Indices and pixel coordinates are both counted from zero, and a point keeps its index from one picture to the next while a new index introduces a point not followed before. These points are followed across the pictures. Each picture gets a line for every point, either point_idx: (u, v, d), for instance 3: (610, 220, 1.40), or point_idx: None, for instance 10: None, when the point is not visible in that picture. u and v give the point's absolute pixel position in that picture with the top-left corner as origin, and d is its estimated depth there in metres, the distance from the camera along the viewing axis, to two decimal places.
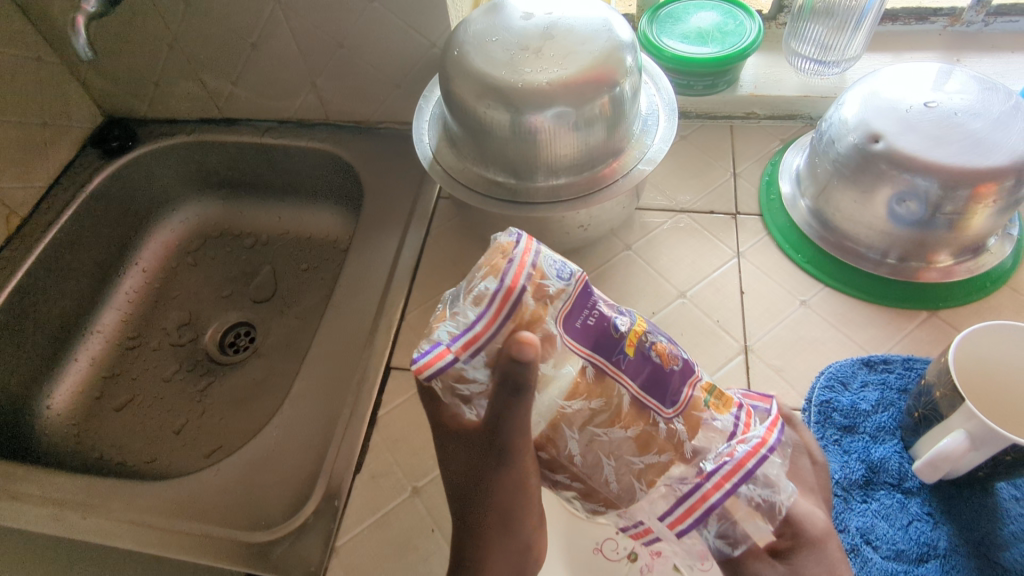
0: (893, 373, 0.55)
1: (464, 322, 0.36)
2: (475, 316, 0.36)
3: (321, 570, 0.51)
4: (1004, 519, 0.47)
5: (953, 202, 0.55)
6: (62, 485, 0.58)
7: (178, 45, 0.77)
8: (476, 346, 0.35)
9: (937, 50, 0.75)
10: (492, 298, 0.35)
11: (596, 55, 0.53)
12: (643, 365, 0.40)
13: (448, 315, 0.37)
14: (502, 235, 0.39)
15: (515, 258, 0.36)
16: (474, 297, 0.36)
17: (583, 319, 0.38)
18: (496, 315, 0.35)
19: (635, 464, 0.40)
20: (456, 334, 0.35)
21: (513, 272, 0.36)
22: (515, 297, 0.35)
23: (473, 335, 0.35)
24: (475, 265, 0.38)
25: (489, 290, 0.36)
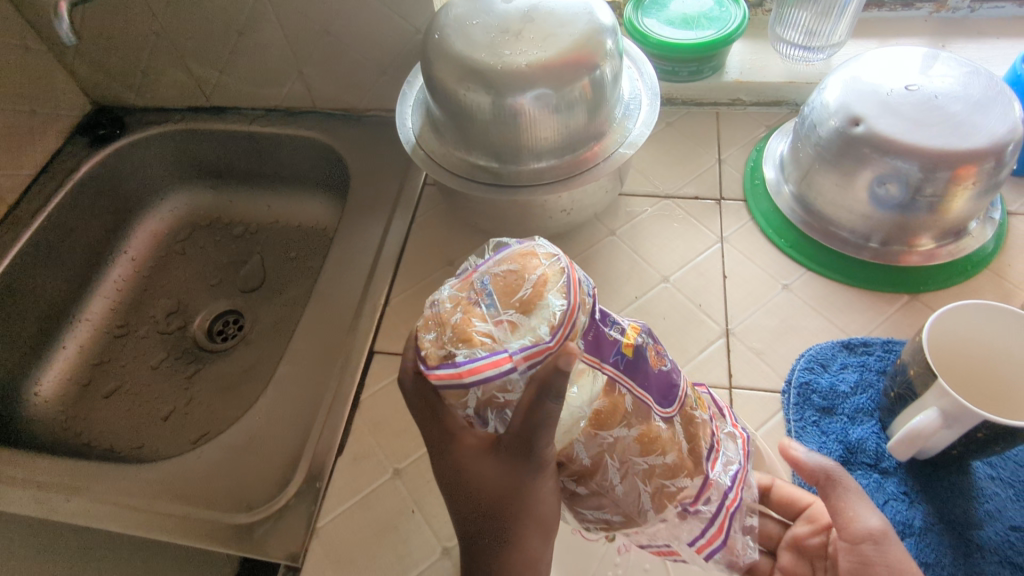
0: (873, 355, 0.55)
1: (532, 335, 0.34)
2: (545, 329, 0.34)
3: (303, 551, 0.51)
4: (979, 498, 0.47)
5: (934, 184, 0.55)
6: (46, 468, 0.58)
7: (164, 33, 0.77)
8: (543, 361, 0.34)
9: (924, 36, 0.75)
10: (562, 315, 0.34)
11: (576, 38, 0.53)
12: (642, 363, 0.39)
13: (504, 324, 0.35)
14: (532, 245, 0.39)
15: (573, 276, 0.36)
16: (534, 310, 0.35)
17: (590, 329, 0.36)
18: (565, 332, 0.34)
19: (640, 466, 0.40)
20: (523, 344, 0.34)
21: (575, 292, 0.35)
22: (577, 318, 0.35)
23: (540, 348, 0.34)
24: (511, 271, 0.37)
25: (558, 306, 0.35)
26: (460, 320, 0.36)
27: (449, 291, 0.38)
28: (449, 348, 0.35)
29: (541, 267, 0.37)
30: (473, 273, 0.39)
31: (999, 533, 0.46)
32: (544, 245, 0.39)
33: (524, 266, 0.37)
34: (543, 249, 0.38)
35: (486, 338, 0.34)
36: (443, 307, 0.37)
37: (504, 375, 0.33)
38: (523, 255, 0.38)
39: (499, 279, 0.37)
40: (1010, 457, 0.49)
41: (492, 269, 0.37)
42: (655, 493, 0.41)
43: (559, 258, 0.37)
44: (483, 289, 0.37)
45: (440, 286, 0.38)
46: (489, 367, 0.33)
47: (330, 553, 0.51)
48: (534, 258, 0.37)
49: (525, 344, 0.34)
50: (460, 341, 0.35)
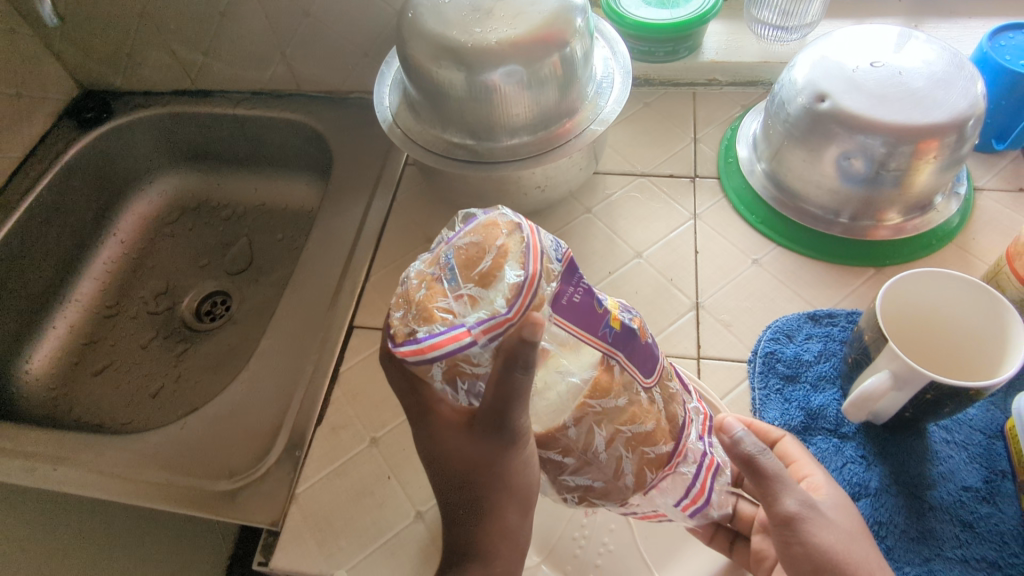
0: (837, 326, 0.57)
1: (489, 307, 0.34)
2: (502, 302, 0.34)
3: (282, 516, 0.52)
4: (933, 460, 0.49)
5: (897, 159, 0.56)
6: (34, 439, 0.60)
7: (148, 16, 0.78)
8: (500, 332, 0.33)
9: (898, 16, 0.75)
10: (519, 285, 0.34)
11: (545, 16, 0.54)
12: (631, 339, 0.40)
13: (464, 300, 0.35)
14: (496, 216, 0.38)
15: (531, 244, 0.35)
16: (496, 283, 0.35)
17: (568, 296, 0.37)
18: (525, 303, 0.34)
19: (624, 434, 0.40)
20: (481, 318, 0.34)
21: (534, 260, 0.35)
22: (537, 286, 0.35)
23: (498, 320, 0.34)
24: (477, 243, 0.37)
25: (516, 278, 0.34)
26: (424, 298, 0.36)
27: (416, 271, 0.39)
28: (413, 324, 0.35)
29: (502, 238, 0.36)
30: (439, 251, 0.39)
31: (951, 493, 0.48)
32: (509, 214, 0.38)
33: (487, 237, 0.37)
34: (507, 219, 0.38)
35: (447, 315, 0.35)
36: (411, 286, 0.37)
37: (463, 349, 0.33)
38: (486, 226, 0.38)
39: (463, 254, 0.37)
40: (964, 421, 0.51)
41: (457, 243, 0.38)
42: (634, 460, 0.41)
43: (521, 226, 0.37)
44: (447, 264, 0.37)
45: (410, 263, 0.39)
46: (447, 342, 0.33)
47: (307, 518, 0.52)
48: (496, 229, 0.37)
49: (482, 318, 0.34)
50: (422, 318, 0.35)
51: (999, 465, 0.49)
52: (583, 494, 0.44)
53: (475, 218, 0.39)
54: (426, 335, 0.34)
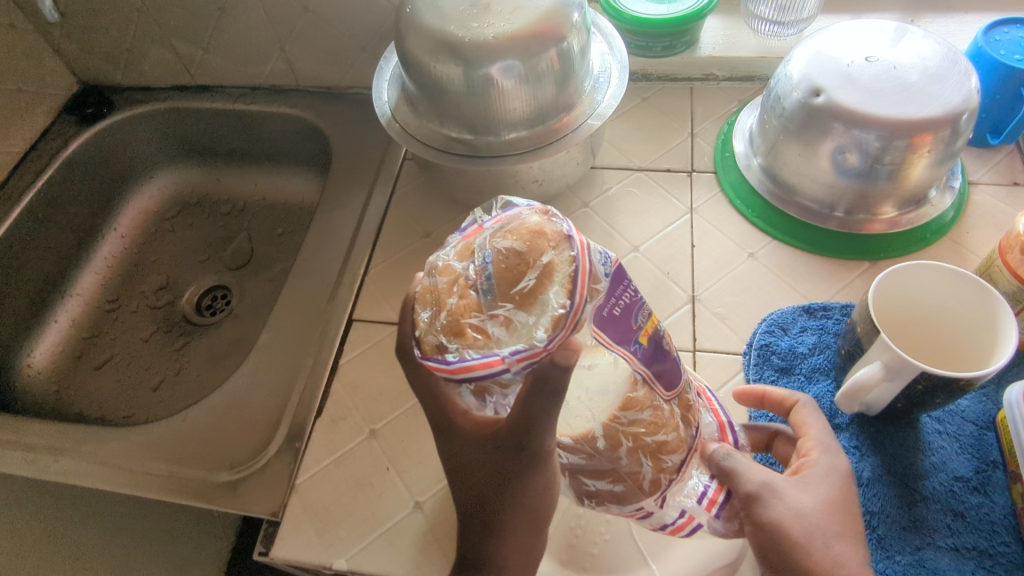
0: (832, 319, 0.57)
1: (526, 334, 0.33)
2: (542, 332, 0.32)
3: (283, 506, 0.53)
4: (926, 451, 0.50)
5: (893, 153, 0.56)
6: (36, 431, 0.61)
7: (147, 11, 0.78)
8: (535, 362, 0.32)
9: (894, 11, 0.76)
10: (562, 317, 0.32)
11: (542, 11, 0.54)
12: (657, 351, 0.39)
13: (501, 322, 0.34)
14: (545, 222, 0.35)
15: (580, 270, 0.33)
16: (537, 308, 0.33)
17: (610, 309, 0.35)
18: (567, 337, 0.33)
19: (645, 443, 0.39)
20: (517, 346, 0.32)
21: (580, 286, 0.33)
22: (580, 317, 0.33)
23: (534, 351, 0.32)
24: (521, 254, 0.34)
25: (560, 308, 0.32)
26: (458, 309, 0.34)
27: (448, 265, 0.37)
28: (443, 336, 0.34)
29: (549, 255, 0.34)
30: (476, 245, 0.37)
31: (943, 483, 0.48)
32: (559, 221, 0.35)
33: (531, 248, 0.34)
34: (553, 227, 0.35)
35: (480, 335, 0.33)
36: (441, 283, 0.36)
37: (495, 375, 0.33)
38: (532, 234, 0.35)
39: (503, 264, 0.35)
40: (957, 412, 0.51)
41: (496, 245, 0.35)
42: (650, 465, 0.40)
43: (570, 240, 0.34)
44: (483, 270, 0.35)
45: (441, 251, 0.37)
46: (479, 367, 0.32)
47: (307, 508, 0.53)
48: (543, 241, 0.34)
49: (518, 346, 0.32)
50: (454, 333, 0.34)
51: (990, 456, 0.49)
52: (600, 498, 0.44)
53: (518, 214, 0.37)
54: (457, 354, 0.33)
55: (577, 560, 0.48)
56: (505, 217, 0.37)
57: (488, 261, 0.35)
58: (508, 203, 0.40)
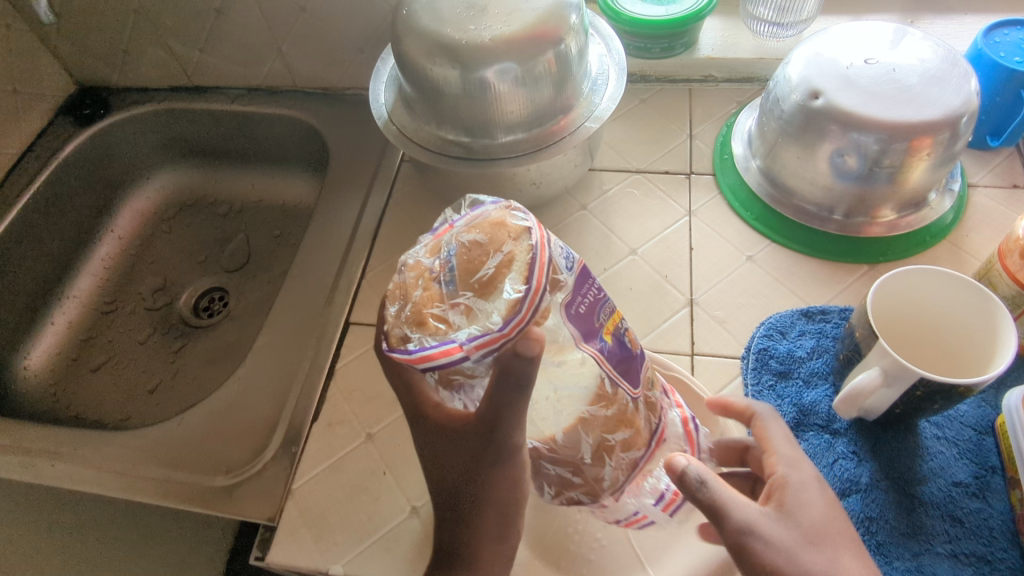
0: (830, 323, 0.57)
1: (484, 321, 0.33)
2: (498, 318, 0.32)
3: (279, 511, 0.53)
4: (924, 456, 0.49)
5: (891, 156, 0.56)
6: (33, 435, 0.60)
7: (144, 12, 0.78)
8: (493, 347, 0.32)
9: (894, 12, 0.76)
10: (519, 300, 0.32)
11: (539, 13, 0.54)
12: (621, 349, 0.39)
13: (462, 311, 0.34)
14: (508, 215, 0.36)
15: (537, 256, 0.33)
16: (495, 295, 0.33)
17: (578, 306, 0.36)
18: (523, 323, 0.32)
19: (608, 441, 0.40)
20: (475, 333, 0.32)
21: (538, 272, 0.33)
22: (538, 302, 0.32)
23: (490, 337, 0.32)
24: (482, 246, 0.35)
25: (515, 293, 0.32)
26: (422, 302, 0.35)
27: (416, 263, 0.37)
28: (407, 329, 0.34)
29: (509, 246, 0.34)
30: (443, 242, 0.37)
31: (941, 489, 0.48)
32: (521, 214, 0.36)
33: (493, 240, 0.35)
34: (516, 220, 0.36)
35: (440, 324, 0.34)
36: (408, 278, 0.37)
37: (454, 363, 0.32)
38: (494, 226, 0.35)
39: (464, 256, 0.35)
40: (956, 417, 0.51)
41: (460, 239, 0.36)
42: (614, 463, 0.41)
43: (531, 231, 0.34)
44: (447, 263, 0.36)
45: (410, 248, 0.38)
46: (438, 354, 0.32)
47: (304, 513, 0.52)
48: (504, 233, 0.35)
49: (476, 332, 0.32)
50: (416, 324, 0.34)
51: (989, 461, 0.49)
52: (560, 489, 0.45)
53: (483, 209, 0.37)
54: (419, 343, 0.33)
55: (574, 566, 0.48)
56: (472, 214, 0.38)
57: (451, 255, 0.36)
58: (477, 201, 0.41)
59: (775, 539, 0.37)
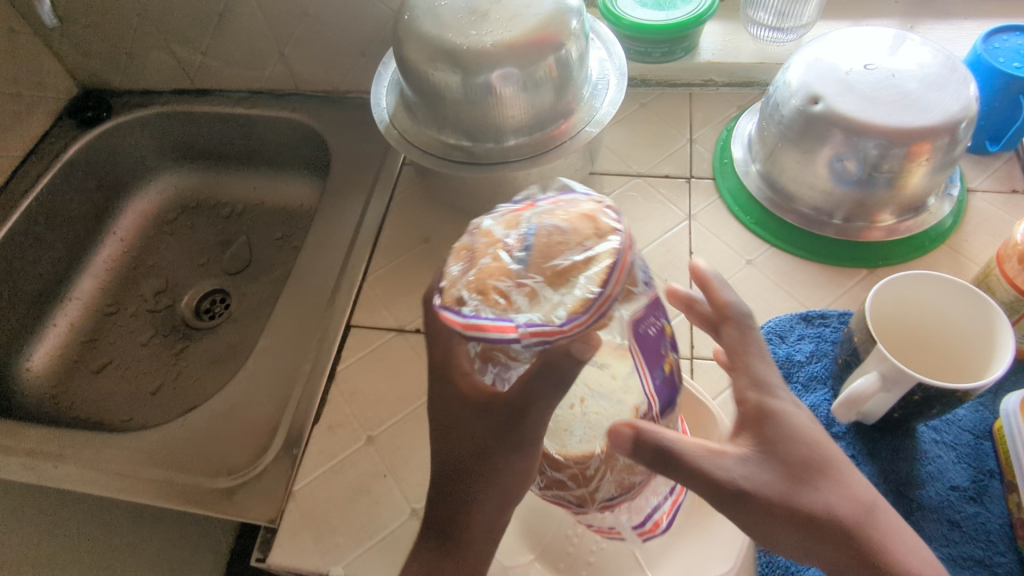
0: (829, 327, 0.57)
1: (547, 310, 0.32)
2: (563, 312, 0.32)
3: (280, 513, 0.53)
4: (922, 460, 0.50)
5: (890, 161, 0.56)
6: (36, 437, 0.61)
7: (147, 16, 0.78)
8: (548, 341, 0.32)
9: (894, 17, 0.76)
10: (589, 302, 0.32)
11: (540, 18, 0.54)
12: (671, 384, 0.39)
13: (525, 292, 0.34)
14: (598, 211, 0.36)
15: (619, 263, 0.33)
16: (565, 288, 0.33)
17: (646, 326, 0.36)
18: (587, 323, 0.32)
19: (619, 462, 0.40)
20: (534, 319, 0.32)
21: (615, 280, 0.33)
22: (607, 309, 0.33)
23: (550, 328, 0.32)
24: (565, 234, 0.35)
25: (590, 293, 0.32)
26: (490, 272, 0.35)
27: (493, 230, 0.37)
28: (467, 293, 0.34)
29: (592, 245, 0.34)
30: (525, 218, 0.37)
31: (939, 492, 0.48)
32: (614, 215, 0.36)
33: (577, 232, 0.35)
34: (605, 219, 0.35)
35: (501, 298, 0.34)
36: (480, 243, 0.37)
37: (504, 342, 0.32)
38: (583, 219, 0.36)
39: (545, 241, 0.35)
40: (954, 421, 0.51)
41: (543, 222, 0.36)
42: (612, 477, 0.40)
43: (619, 236, 0.34)
44: (524, 240, 0.36)
45: (488, 215, 0.39)
46: (492, 330, 0.32)
47: (304, 515, 0.53)
48: (590, 228, 0.35)
49: (536, 320, 0.32)
50: (477, 290, 0.34)
51: (987, 465, 0.49)
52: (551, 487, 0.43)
53: (574, 199, 0.38)
54: (475, 312, 0.33)
55: (573, 569, 0.48)
56: (561, 199, 0.38)
57: (532, 234, 0.36)
58: (566, 187, 0.41)
59: (770, 478, 0.35)
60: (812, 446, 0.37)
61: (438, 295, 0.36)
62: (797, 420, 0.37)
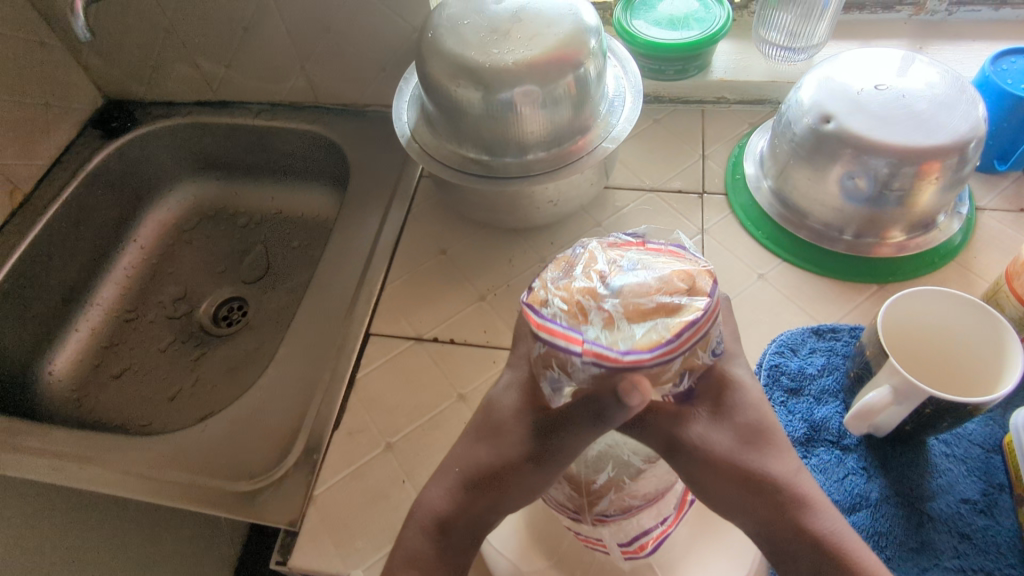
0: (840, 341, 0.58)
1: (614, 338, 0.34)
2: (629, 344, 0.34)
3: (301, 516, 0.54)
4: (933, 473, 0.51)
5: (900, 179, 0.58)
6: (61, 439, 0.62)
7: (173, 30, 0.80)
8: (606, 365, 0.34)
9: (904, 38, 0.78)
10: (657, 344, 0.34)
11: (560, 38, 0.56)
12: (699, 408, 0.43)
13: (602, 314, 0.35)
14: (696, 270, 0.37)
15: (699, 321, 0.34)
16: (640, 324, 0.35)
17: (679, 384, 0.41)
18: (649, 362, 0.34)
19: (624, 483, 0.41)
20: (601, 341, 0.34)
21: (689, 334, 0.34)
22: (671, 359, 0.34)
23: (611, 355, 0.33)
24: (658, 278, 0.36)
25: (661, 336, 0.34)
26: (579, 285, 0.37)
27: (597, 254, 0.39)
28: (551, 297, 0.37)
29: (682, 297, 0.35)
30: (631, 255, 0.39)
31: (949, 505, 0.49)
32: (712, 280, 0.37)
33: (671, 280, 0.36)
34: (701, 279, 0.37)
35: (581, 311, 0.36)
36: (579, 259, 0.39)
37: (567, 352, 0.34)
38: (682, 272, 0.37)
39: (638, 278, 0.37)
40: (964, 435, 0.52)
41: (642, 263, 0.38)
42: (614, 498, 0.41)
43: (709, 299, 0.36)
44: (620, 271, 0.38)
45: (592, 241, 0.41)
46: (561, 337, 0.34)
47: (325, 519, 0.54)
48: (683, 281, 0.36)
49: (602, 343, 0.34)
50: (562, 296, 0.37)
51: (997, 479, 0.50)
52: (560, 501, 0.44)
53: (678, 254, 0.39)
54: (551, 316, 0.36)
55: None
56: (667, 250, 0.40)
57: (631, 269, 0.37)
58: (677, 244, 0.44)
59: (722, 439, 0.42)
60: (760, 414, 0.44)
61: (526, 294, 0.39)
62: (751, 392, 0.44)
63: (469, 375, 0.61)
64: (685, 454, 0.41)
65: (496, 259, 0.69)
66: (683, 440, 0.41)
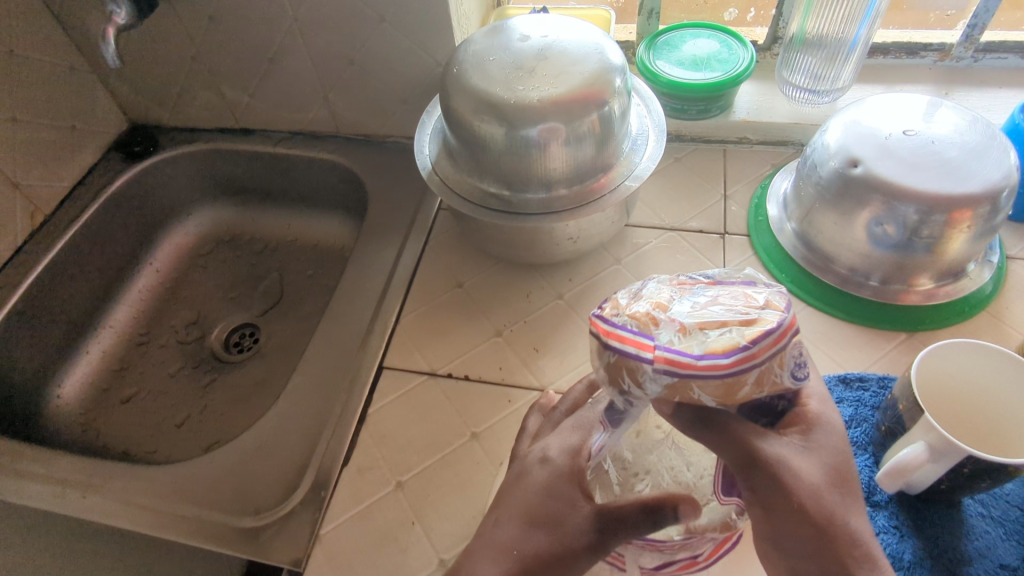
0: (869, 391, 0.56)
1: (685, 343, 0.33)
2: (701, 348, 0.33)
3: (305, 556, 0.52)
4: (969, 535, 0.48)
5: (930, 228, 0.56)
6: (67, 466, 0.61)
7: (200, 58, 0.81)
8: (680, 370, 0.32)
9: (929, 83, 0.77)
10: (731, 348, 0.32)
11: (586, 76, 0.56)
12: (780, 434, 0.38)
13: (673, 322, 0.35)
14: (768, 293, 0.37)
15: (777, 328, 0.33)
16: (712, 331, 0.34)
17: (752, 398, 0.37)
18: (724, 367, 0.32)
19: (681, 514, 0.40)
20: (673, 344, 0.33)
21: (766, 343, 0.33)
22: (746, 366, 0.32)
23: (683, 359, 0.32)
24: (728, 299, 0.36)
25: (734, 341, 0.33)
26: (647, 302, 0.37)
27: (665, 283, 0.40)
28: (621, 310, 0.36)
29: (755, 311, 0.35)
30: (699, 285, 0.39)
31: (988, 570, 0.47)
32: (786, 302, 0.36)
33: (742, 300, 0.36)
34: (775, 300, 0.36)
35: (649, 319, 0.35)
36: (648, 287, 0.39)
37: (637, 356, 0.34)
38: (754, 297, 0.36)
39: (707, 300, 0.36)
40: (1001, 495, 0.50)
41: (711, 291, 0.38)
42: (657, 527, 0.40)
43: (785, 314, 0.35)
44: (688, 294, 0.37)
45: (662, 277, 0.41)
46: (631, 343, 0.34)
47: (330, 560, 0.52)
48: (755, 301, 0.36)
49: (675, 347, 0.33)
50: (630, 309, 0.36)
51: None
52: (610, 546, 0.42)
53: (749, 285, 0.39)
54: (621, 324, 0.35)
55: None
56: (738, 282, 0.39)
57: (700, 295, 0.37)
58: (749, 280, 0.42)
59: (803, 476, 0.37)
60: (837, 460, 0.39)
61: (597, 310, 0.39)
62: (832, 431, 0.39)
63: (484, 413, 0.59)
64: (762, 473, 0.36)
65: (512, 295, 0.68)
66: (765, 458, 0.36)
